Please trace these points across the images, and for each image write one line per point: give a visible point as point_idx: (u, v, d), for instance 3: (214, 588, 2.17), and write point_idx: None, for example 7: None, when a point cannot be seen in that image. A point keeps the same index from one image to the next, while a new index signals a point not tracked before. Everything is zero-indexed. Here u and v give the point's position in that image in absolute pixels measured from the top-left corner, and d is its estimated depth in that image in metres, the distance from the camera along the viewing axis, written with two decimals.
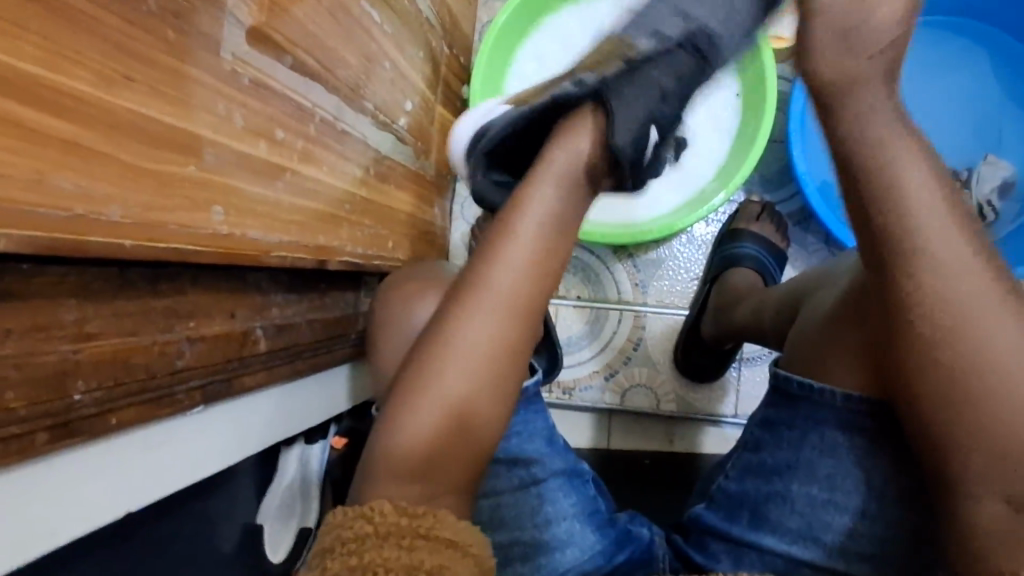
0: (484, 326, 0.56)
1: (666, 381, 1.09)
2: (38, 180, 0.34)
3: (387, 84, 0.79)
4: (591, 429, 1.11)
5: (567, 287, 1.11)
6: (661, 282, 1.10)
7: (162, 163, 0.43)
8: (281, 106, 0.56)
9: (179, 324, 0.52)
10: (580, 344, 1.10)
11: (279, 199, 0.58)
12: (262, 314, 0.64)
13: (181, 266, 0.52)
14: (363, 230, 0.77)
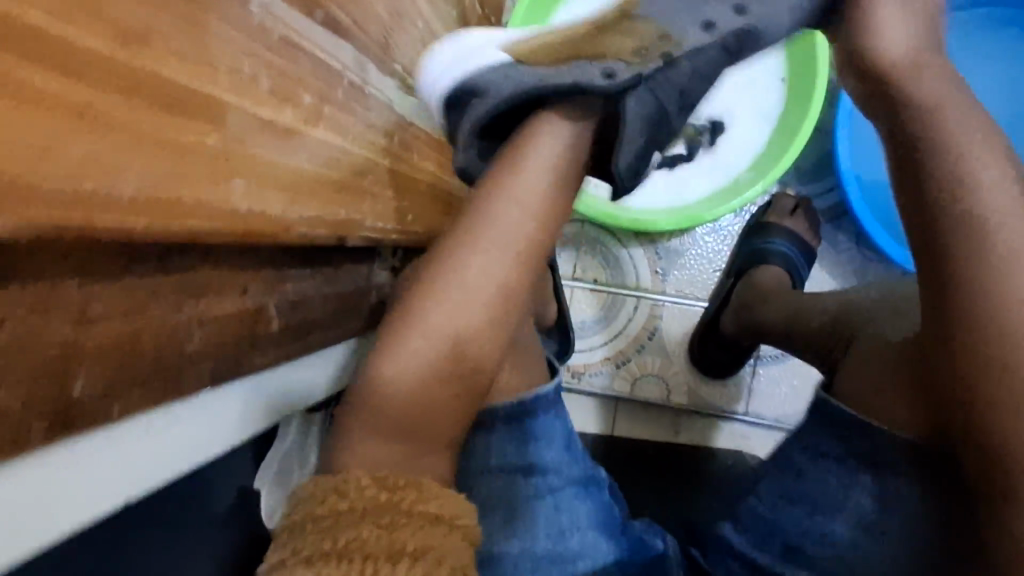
0: (467, 292, 0.57)
1: (679, 373, 1.07)
2: (46, 149, 0.30)
3: (415, 44, 0.73)
4: (595, 413, 1.08)
5: (583, 269, 1.07)
6: (683, 270, 1.06)
7: (184, 133, 0.39)
8: (306, 66, 0.51)
9: (188, 300, 0.48)
10: (593, 329, 1.07)
11: (301, 169, 0.53)
12: (275, 289, 0.60)
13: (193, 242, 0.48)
14: (385, 202, 0.71)
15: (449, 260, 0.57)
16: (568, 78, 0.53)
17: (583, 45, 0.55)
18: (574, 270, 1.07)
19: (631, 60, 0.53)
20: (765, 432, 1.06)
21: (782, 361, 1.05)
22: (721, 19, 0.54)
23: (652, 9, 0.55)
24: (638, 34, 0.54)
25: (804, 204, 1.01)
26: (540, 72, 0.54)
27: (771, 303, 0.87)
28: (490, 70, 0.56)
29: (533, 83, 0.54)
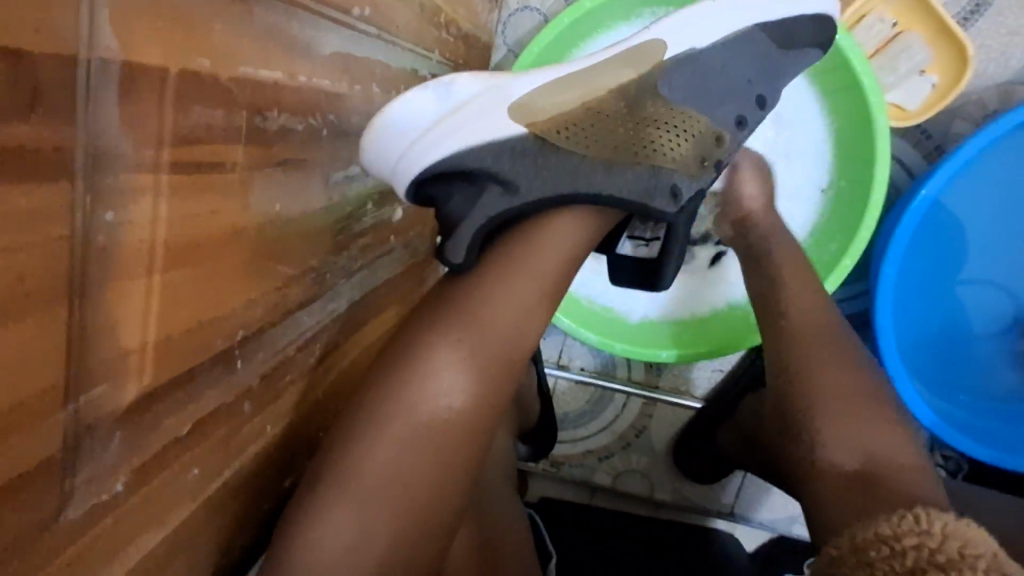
0: (417, 425, 0.51)
1: (662, 470, 1.04)
2: (17, 362, 0.23)
3: (404, 115, 0.57)
4: (572, 491, 1.08)
5: (569, 357, 1.02)
6: (678, 368, 1.00)
7: (112, 304, 0.27)
8: (303, 182, 0.41)
9: (218, 502, 0.41)
10: (576, 422, 1.04)
11: (296, 304, 0.45)
12: (223, 453, 0.40)
13: (50, 449, 0.25)
14: (330, 299, 0.53)
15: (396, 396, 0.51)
16: (640, 200, 0.61)
17: (633, 138, 0.60)
18: (559, 357, 1.02)
19: (696, 172, 0.64)
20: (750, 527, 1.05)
21: (763, 483, 1.03)
22: (749, 113, 0.65)
23: (671, 93, 0.61)
24: (683, 127, 0.62)
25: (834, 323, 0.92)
26: (588, 173, 0.59)
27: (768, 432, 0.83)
28: (517, 164, 0.58)
29: (568, 190, 0.59)
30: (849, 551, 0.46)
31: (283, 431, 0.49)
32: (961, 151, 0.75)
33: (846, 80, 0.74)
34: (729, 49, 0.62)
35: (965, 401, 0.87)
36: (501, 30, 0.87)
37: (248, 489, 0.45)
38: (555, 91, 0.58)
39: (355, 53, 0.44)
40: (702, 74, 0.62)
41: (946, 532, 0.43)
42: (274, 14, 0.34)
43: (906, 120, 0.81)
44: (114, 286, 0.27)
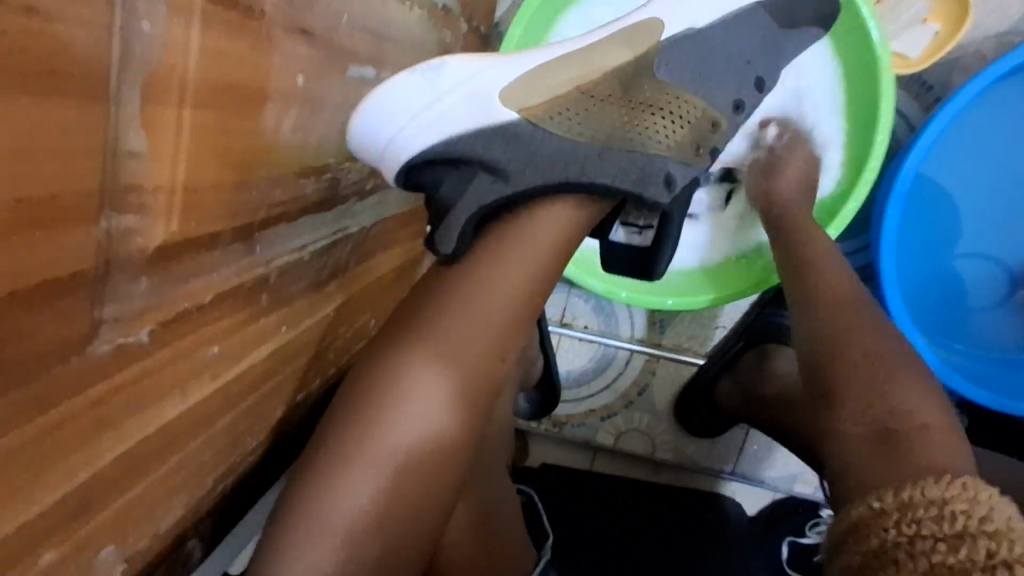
0: (473, 329, 0.50)
1: (664, 429, 1.04)
2: (56, 158, 0.22)
3: (414, 33, 0.56)
4: (574, 452, 1.08)
5: (573, 315, 1.01)
6: (681, 325, 1.00)
7: (144, 128, 0.26)
8: (324, 68, 0.40)
9: (232, 394, 0.40)
10: (579, 381, 1.03)
11: (309, 203, 0.44)
12: (239, 341, 0.39)
13: (80, 267, 0.25)
14: (341, 213, 0.52)
15: (452, 295, 0.50)
16: (634, 188, 0.55)
17: (626, 123, 0.56)
18: (563, 315, 1.01)
19: (691, 160, 0.59)
20: (752, 488, 1.05)
21: (766, 439, 1.03)
22: (747, 96, 0.63)
23: (668, 74, 0.58)
24: (677, 114, 0.58)
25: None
26: (582, 158, 0.54)
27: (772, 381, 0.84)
28: (509, 149, 0.53)
29: (560, 177, 0.53)
30: (893, 508, 0.43)
31: (293, 338, 0.47)
32: (963, 94, 0.75)
33: (853, 30, 0.75)
34: (732, 26, 0.61)
35: (962, 349, 0.89)
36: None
37: (260, 392, 0.44)
38: (551, 71, 0.55)
39: None
40: (701, 51, 0.60)
41: (994, 503, 0.42)
42: None
43: (907, 70, 0.81)
44: (145, 107, 0.26)
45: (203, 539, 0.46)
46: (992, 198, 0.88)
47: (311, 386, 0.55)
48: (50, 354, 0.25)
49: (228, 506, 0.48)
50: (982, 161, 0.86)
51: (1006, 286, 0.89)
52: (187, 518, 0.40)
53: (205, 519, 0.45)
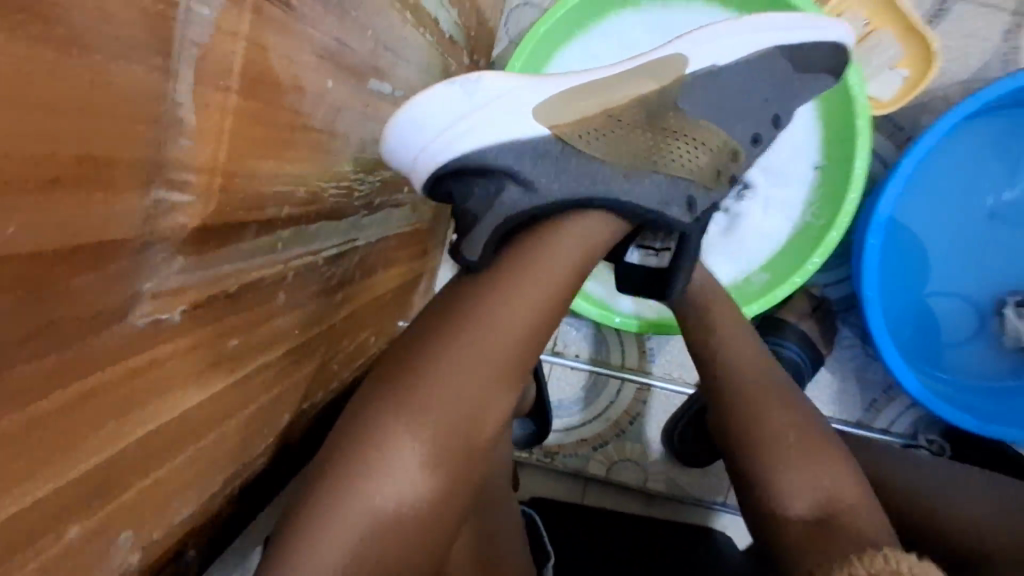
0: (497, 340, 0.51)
1: (656, 459, 1.04)
2: (118, 124, 0.23)
3: (423, 59, 0.58)
4: (565, 484, 1.06)
5: (565, 344, 1.02)
6: (672, 354, 1.01)
7: (193, 108, 0.27)
8: (347, 75, 0.41)
9: (243, 392, 0.39)
10: (570, 410, 1.03)
11: (322, 209, 0.45)
12: (254, 336, 0.38)
13: (125, 232, 0.25)
14: (349, 224, 0.53)
15: (476, 303, 0.51)
16: (661, 210, 0.58)
17: (652, 147, 0.58)
18: (556, 343, 1.02)
19: (712, 186, 0.62)
20: (745, 521, 1.04)
21: None
22: (765, 131, 0.64)
23: (693, 108, 0.60)
24: (702, 141, 0.60)
25: (822, 306, 0.97)
26: (608, 178, 0.56)
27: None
28: (538, 165, 0.54)
29: (588, 191, 0.55)
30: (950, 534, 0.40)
31: (302, 346, 0.47)
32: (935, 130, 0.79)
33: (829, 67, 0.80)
34: (749, 68, 0.62)
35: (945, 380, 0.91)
36: (504, 23, 0.89)
37: (269, 394, 0.44)
38: (582, 98, 0.56)
39: None
40: (726, 90, 0.61)
41: None
42: None
43: (883, 110, 0.87)
44: (198, 85, 0.27)
45: (202, 552, 0.44)
46: (957, 236, 0.92)
47: (314, 399, 0.55)
48: (95, 314, 0.25)
49: (228, 519, 0.46)
50: (944, 203, 0.91)
51: (977, 318, 0.93)
52: (188, 521, 0.38)
53: (205, 530, 0.43)
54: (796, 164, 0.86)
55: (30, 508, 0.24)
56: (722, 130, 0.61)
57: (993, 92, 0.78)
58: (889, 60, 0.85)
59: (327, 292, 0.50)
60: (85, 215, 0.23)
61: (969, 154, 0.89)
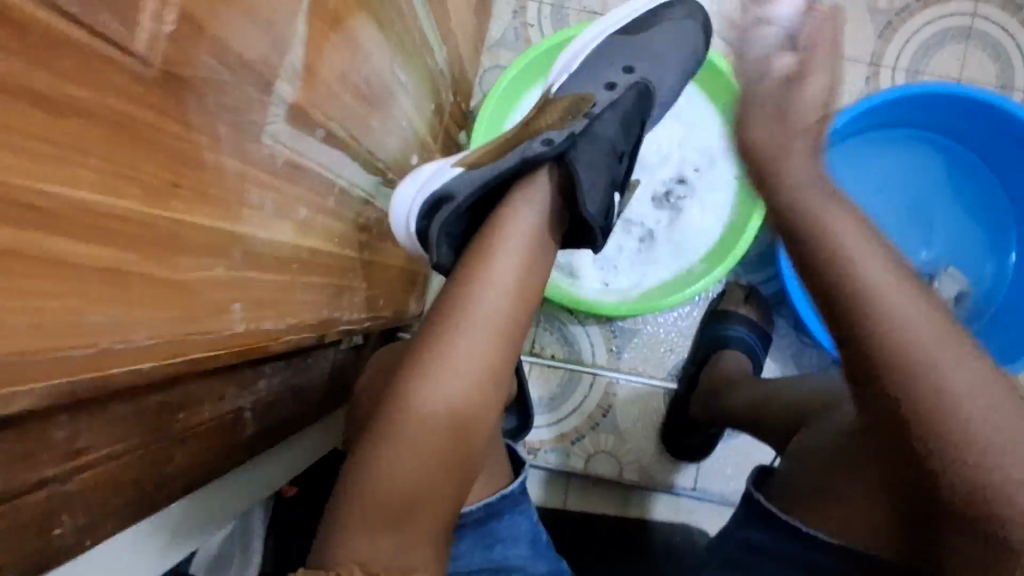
0: (496, 307, 0.62)
1: (629, 449, 1.14)
2: (274, 9, 0.39)
3: (425, 74, 0.77)
4: (550, 485, 1.14)
5: (542, 346, 1.14)
6: (635, 351, 1.14)
7: (304, 22, 0.43)
8: (378, 52, 0.58)
9: (300, 262, 0.51)
10: (549, 407, 1.14)
11: (356, 151, 0.60)
12: (311, 218, 0.52)
13: (265, 81, 0.40)
14: (370, 183, 0.68)
15: (469, 289, 0.62)
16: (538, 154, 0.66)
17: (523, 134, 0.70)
18: (533, 346, 1.14)
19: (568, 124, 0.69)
20: (712, 506, 1.13)
21: (727, 440, 1.12)
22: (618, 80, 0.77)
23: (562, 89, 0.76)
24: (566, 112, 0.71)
25: (753, 293, 1.11)
26: (499, 162, 0.67)
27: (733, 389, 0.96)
28: (466, 180, 0.68)
29: (489, 174, 0.67)
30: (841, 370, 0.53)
31: (338, 260, 0.61)
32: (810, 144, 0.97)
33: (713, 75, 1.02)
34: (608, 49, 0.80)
35: None
36: (479, 81, 1.12)
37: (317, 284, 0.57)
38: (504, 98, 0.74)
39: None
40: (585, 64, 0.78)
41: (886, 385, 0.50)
42: None
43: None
44: (311, 11, 0.44)
45: (254, 419, 0.57)
46: None
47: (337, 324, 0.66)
48: (245, 126, 0.39)
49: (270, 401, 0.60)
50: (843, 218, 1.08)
51: None
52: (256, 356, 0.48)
53: (256, 399, 0.57)
54: (711, 176, 1.05)
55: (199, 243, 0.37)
56: (576, 92, 0.75)
57: (849, 113, 0.96)
58: None
59: (353, 226, 0.64)
60: (253, 55, 0.37)
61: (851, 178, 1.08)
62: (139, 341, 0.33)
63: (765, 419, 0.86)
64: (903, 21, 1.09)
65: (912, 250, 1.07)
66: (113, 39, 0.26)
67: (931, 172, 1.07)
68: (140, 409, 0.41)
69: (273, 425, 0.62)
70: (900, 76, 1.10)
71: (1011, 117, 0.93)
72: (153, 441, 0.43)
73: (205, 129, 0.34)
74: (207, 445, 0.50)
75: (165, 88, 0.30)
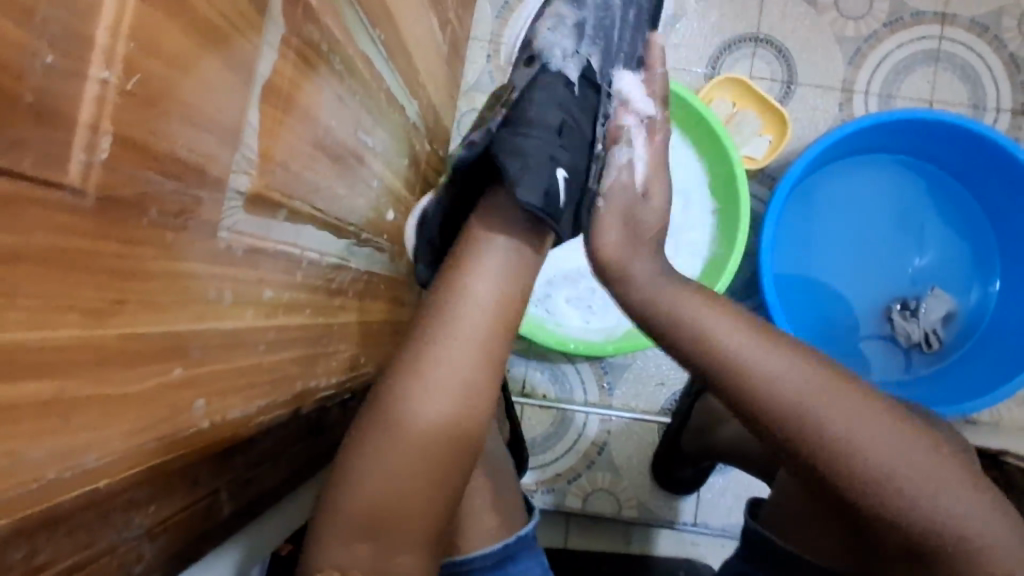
0: (480, 321, 0.59)
1: (627, 487, 1.12)
2: (222, 111, 0.39)
3: (397, 133, 0.77)
4: (548, 529, 1.12)
5: (533, 386, 1.13)
6: (627, 386, 1.13)
7: (257, 114, 0.43)
8: (341, 123, 0.59)
9: (266, 340, 0.51)
10: (544, 447, 1.13)
11: (322, 220, 0.60)
12: (275, 297, 0.51)
13: (216, 177, 0.40)
14: (343, 247, 0.67)
15: (453, 299, 0.59)
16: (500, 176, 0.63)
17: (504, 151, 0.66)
18: (524, 386, 1.14)
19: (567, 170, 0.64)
20: (713, 540, 1.11)
21: (724, 474, 1.12)
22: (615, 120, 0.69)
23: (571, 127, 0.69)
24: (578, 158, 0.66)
25: None
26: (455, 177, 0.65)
27: (726, 423, 0.94)
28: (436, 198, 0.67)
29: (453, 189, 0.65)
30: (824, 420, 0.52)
31: (311, 329, 0.61)
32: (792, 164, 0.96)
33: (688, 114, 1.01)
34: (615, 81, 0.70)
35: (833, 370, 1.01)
36: (456, 125, 1.12)
37: (288, 358, 0.56)
38: None
39: (376, 62, 0.65)
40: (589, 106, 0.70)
41: None
42: (345, 12, 0.55)
43: (756, 167, 1.08)
44: (264, 103, 0.44)
45: (231, 499, 0.55)
46: (849, 258, 1.08)
47: (315, 390, 0.65)
48: (197, 224, 0.39)
49: (251, 476, 0.58)
50: (834, 231, 1.08)
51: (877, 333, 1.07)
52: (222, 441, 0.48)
53: (233, 477, 0.54)
54: (692, 214, 1.06)
55: (150, 346, 0.36)
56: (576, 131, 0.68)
57: (826, 140, 0.96)
58: (748, 127, 1.07)
59: (327, 293, 0.64)
60: (202, 158, 0.38)
61: (838, 190, 1.07)
62: (88, 457, 0.33)
63: (752, 456, 0.86)
64: (872, 47, 1.10)
65: (897, 266, 1.08)
66: (41, 178, 0.26)
67: (910, 194, 1.08)
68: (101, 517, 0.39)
69: (255, 500, 0.60)
70: (873, 101, 1.11)
71: (984, 140, 0.94)
72: (118, 544, 0.41)
73: (152, 240, 0.35)
74: (179, 535, 0.48)
75: (104, 213, 0.30)
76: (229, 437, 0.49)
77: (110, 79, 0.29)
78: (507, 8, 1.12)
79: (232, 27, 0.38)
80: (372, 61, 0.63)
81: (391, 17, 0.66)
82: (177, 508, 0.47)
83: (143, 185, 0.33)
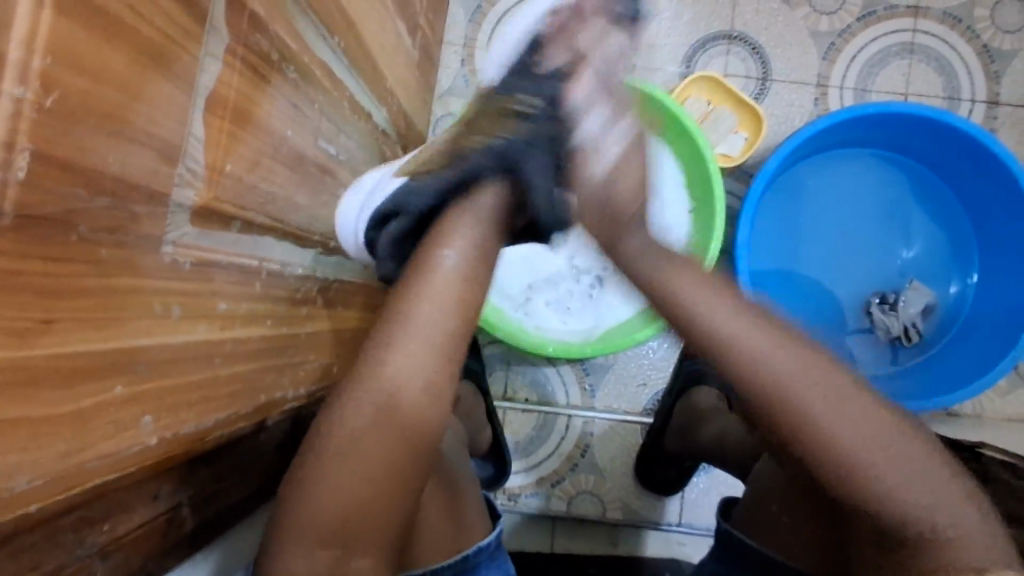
0: (443, 326, 0.60)
1: (610, 488, 1.12)
2: (160, 127, 0.39)
3: (363, 140, 0.77)
4: (533, 534, 1.11)
5: (515, 389, 1.13)
6: (609, 387, 1.12)
7: (203, 129, 0.43)
8: (299, 131, 0.58)
9: (220, 353, 0.50)
10: (528, 450, 1.12)
11: (281, 230, 0.59)
12: (230, 307, 0.51)
13: (156, 193, 0.40)
14: (308, 258, 0.67)
15: (410, 302, 0.60)
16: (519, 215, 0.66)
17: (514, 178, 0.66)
18: (506, 390, 1.13)
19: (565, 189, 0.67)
20: (698, 538, 1.11)
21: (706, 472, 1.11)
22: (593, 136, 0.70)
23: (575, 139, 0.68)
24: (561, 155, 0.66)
25: None
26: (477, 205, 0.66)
27: (707, 423, 0.94)
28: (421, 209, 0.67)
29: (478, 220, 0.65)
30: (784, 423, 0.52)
31: (274, 339, 0.60)
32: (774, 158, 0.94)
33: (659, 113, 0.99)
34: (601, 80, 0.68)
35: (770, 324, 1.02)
36: (431, 130, 1.12)
37: (248, 370, 0.56)
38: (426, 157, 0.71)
39: (335, 70, 0.65)
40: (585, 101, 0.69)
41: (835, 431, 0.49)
42: (296, 24, 0.54)
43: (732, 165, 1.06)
44: (210, 115, 0.44)
45: (193, 513, 0.54)
46: (839, 244, 1.08)
47: (283, 399, 0.65)
48: (138, 241, 0.39)
49: (215, 489, 0.57)
50: (819, 218, 1.08)
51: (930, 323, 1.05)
52: (178, 456, 0.47)
53: (195, 491, 0.54)
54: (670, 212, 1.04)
55: (90, 363, 0.36)
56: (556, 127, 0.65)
57: (802, 135, 0.95)
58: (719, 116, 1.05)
59: (292, 302, 0.63)
60: (138, 173, 0.38)
61: (819, 178, 1.07)
62: (17, 479, 0.33)
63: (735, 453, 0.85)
64: (846, 41, 1.10)
65: (887, 254, 1.07)
66: None
67: (895, 184, 1.08)
68: (48, 539, 0.39)
69: (222, 513, 0.59)
70: (848, 95, 1.11)
71: (959, 130, 0.94)
72: (68, 564, 0.41)
73: (82, 257, 0.34)
74: (137, 553, 0.47)
75: (23, 232, 0.30)
76: (185, 452, 0.48)
77: (26, 96, 0.29)
78: (480, 12, 1.12)
79: (167, 39, 0.38)
80: (329, 69, 0.63)
81: (351, 24, 0.66)
82: (133, 523, 0.46)
83: (71, 200, 0.33)
